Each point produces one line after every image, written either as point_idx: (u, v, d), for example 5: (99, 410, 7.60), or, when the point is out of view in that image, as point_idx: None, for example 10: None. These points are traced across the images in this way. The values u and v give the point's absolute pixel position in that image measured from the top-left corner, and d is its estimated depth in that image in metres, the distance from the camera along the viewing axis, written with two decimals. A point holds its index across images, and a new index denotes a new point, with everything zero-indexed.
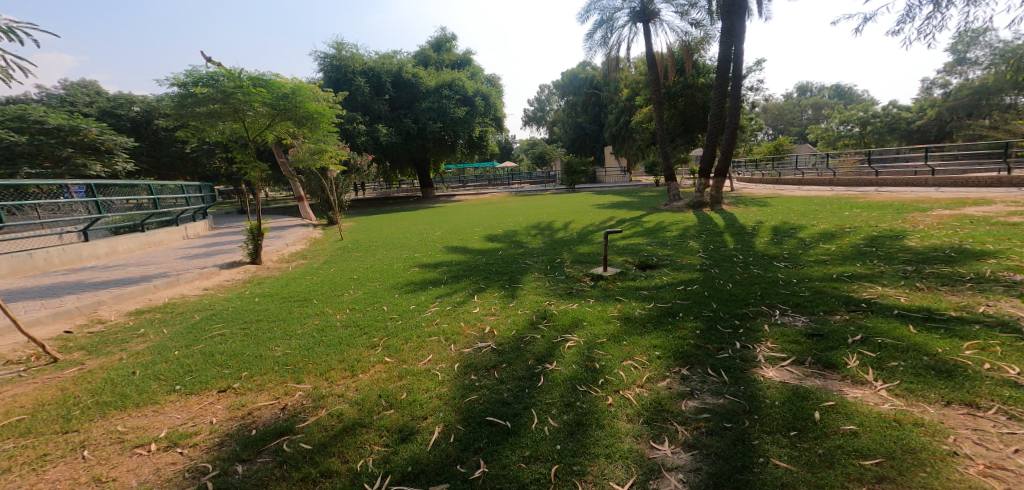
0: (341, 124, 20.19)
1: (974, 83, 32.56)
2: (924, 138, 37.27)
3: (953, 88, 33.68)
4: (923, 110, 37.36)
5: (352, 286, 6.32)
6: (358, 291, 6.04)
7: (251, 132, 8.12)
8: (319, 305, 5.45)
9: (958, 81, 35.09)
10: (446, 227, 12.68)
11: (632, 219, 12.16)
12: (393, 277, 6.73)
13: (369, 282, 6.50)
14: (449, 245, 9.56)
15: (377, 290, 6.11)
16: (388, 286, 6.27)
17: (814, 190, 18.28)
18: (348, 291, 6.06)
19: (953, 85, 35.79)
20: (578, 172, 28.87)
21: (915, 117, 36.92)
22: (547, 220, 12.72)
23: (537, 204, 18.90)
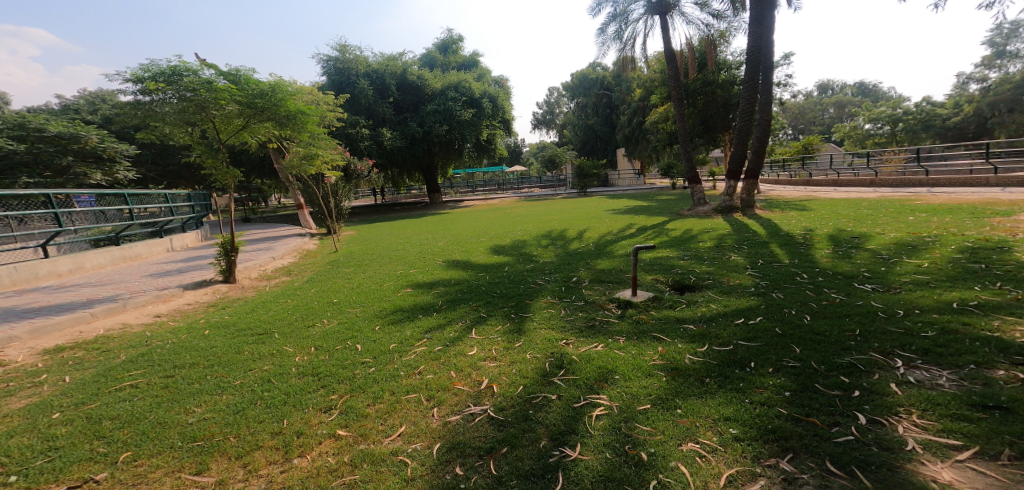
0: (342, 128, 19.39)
1: (1018, 77, 30.18)
2: (960, 135, 34.99)
3: (994, 83, 31.33)
4: (959, 106, 35.02)
5: (327, 313, 5.21)
6: (333, 321, 4.92)
7: (225, 134, 7.02)
8: (280, 341, 4.33)
9: (998, 76, 32.71)
10: (450, 237, 11.59)
11: (656, 227, 10.87)
12: (379, 302, 5.60)
13: (350, 308, 5.39)
14: (451, 259, 8.43)
15: (356, 319, 4.98)
16: (370, 314, 5.14)
17: (854, 192, 16.94)
18: (321, 320, 4.95)
19: (992, 79, 33.43)
20: (592, 175, 27.59)
21: (951, 113, 34.64)
22: (561, 228, 11.51)
23: (550, 209, 17.76)
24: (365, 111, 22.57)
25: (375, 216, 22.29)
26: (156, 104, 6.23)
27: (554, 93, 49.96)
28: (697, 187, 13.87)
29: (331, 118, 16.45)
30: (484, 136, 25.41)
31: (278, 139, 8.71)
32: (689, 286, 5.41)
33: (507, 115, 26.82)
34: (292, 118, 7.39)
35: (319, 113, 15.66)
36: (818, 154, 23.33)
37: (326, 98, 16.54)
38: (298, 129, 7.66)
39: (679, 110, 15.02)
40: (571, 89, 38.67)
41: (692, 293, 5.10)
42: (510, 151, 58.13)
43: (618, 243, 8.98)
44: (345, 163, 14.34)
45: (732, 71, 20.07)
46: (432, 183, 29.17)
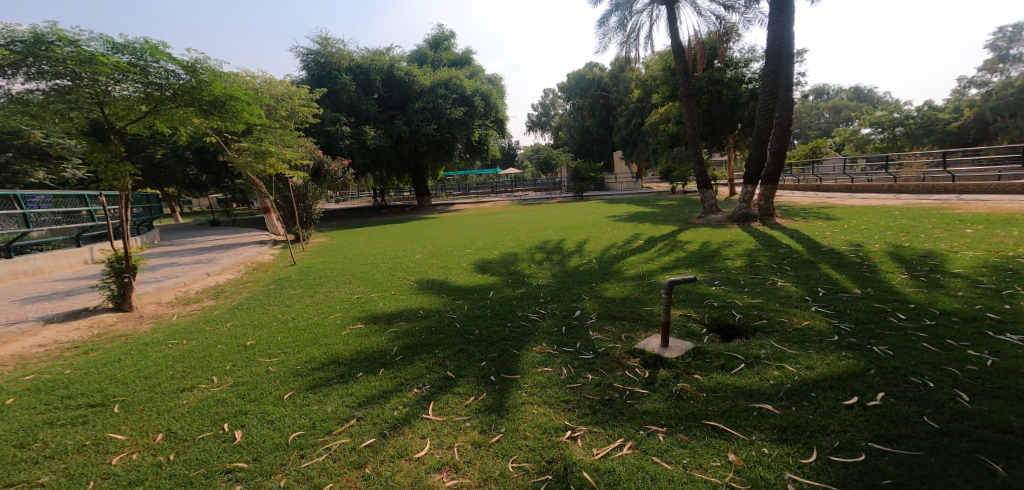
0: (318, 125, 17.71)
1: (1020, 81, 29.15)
2: (960, 140, 34.06)
3: (997, 87, 30.30)
4: (959, 111, 34.09)
5: (227, 364, 3.67)
6: (227, 381, 3.38)
7: (123, 121, 5.38)
8: (112, 424, 2.81)
9: (1001, 80, 31.79)
10: (430, 248, 10.12)
11: (668, 238, 9.44)
12: (307, 346, 4.04)
13: (265, 353, 3.86)
14: (425, 278, 6.97)
15: (262, 378, 3.44)
16: (287, 368, 3.59)
17: (873, 198, 15.75)
18: (209, 377, 3.43)
19: (994, 84, 32.50)
20: (589, 179, 26.19)
21: (952, 117, 33.55)
22: (559, 239, 10.07)
23: (545, 215, 16.29)
24: (348, 109, 20.95)
25: (356, 220, 20.66)
26: (18, 82, 4.60)
27: (550, 93, 48.42)
28: (709, 192, 12.38)
29: (304, 114, 14.80)
30: (475, 136, 23.91)
31: (218, 136, 7.17)
32: (737, 327, 4.01)
33: (500, 115, 25.34)
34: (224, 108, 5.73)
35: (290, 107, 14.01)
36: (825, 157, 22.12)
37: (299, 93, 14.92)
38: (232, 122, 6.09)
39: (686, 106, 13.54)
40: (566, 89, 37.19)
41: (746, 341, 3.69)
42: (503, 153, 56.55)
43: (628, 258, 7.53)
44: (315, 161, 12.70)
45: (739, 71, 18.71)
46: (421, 185, 27.62)
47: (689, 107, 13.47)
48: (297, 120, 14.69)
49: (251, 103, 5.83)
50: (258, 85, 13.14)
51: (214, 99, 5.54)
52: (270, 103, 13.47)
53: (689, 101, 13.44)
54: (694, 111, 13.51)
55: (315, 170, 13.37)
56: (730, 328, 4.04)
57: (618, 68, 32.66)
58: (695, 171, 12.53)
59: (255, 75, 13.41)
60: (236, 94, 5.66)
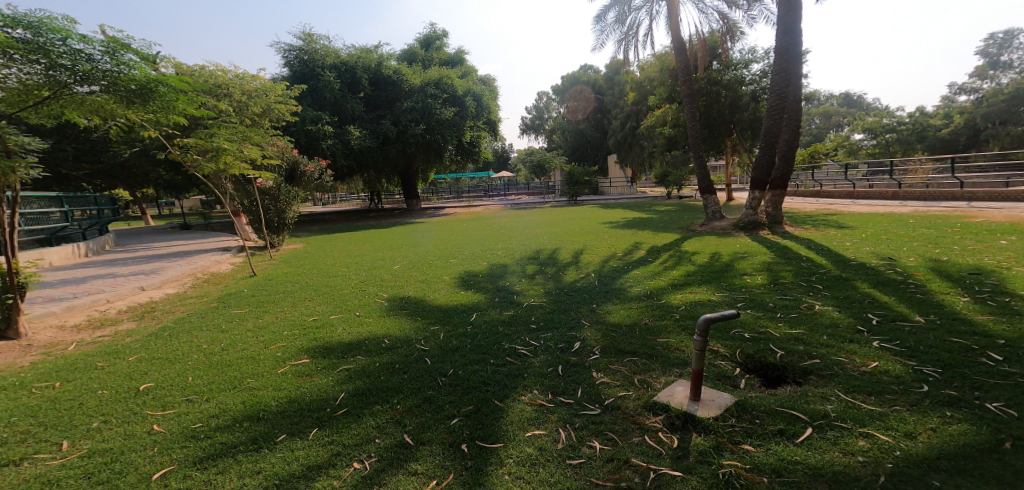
0: (297, 124, 16.64)
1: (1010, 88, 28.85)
2: (950, 147, 33.86)
3: (988, 94, 29.95)
4: (950, 118, 33.93)
5: (97, 421, 2.82)
6: (80, 450, 2.54)
7: (18, 110, 4.42)
8: None
9: (991, 87, 31.62)
10: (412, 257, 9.21)
11: (672, 248, 8.62)
12: (218, 391, 3.17)
13: (158, 404, 2.99)
14: (399, 295, 6.06)
15: (133, 444, 2.59)
16: (175, 428, 2.74)
17: (878, 205, 15.03)
18: (60, 442, 2.59)
19: (983, 90, 32.37)
20: (583, 183, 25.47)
21: (942, 124, 33.35)
22: (553, 248, 9.21)
23: (538, 220, 15.44)
24: (333, 108, 19.88)
25: (339, 224, 19.65)
26: None
27: (544, 96, 47.70)
28: (712, 198, 11.44)
29: (281, 112, 13.80)
30: (466, 138, 23.00)
31: (156, 130, 6.32)
32: (780, 367, 3.21)
33: (492, 116, 24.48)
34: (151, 99, 4.87)
35: (264, 103, 13.00)
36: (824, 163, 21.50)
37: (275, 89, 13.87)
38: (163, 112, 5.21)
39: (687, 107, 12.73)
40: (561, 91, 36.51)
41: (797, 389, 2.88)
42: (496, 156, 55.68)
43: (631, 273, 6.69)
44: (289, 163, 11.63)
45: (738, 73, 17.85)
46: (410, 188, 26.63)
47: (690, 108, 12.66)
48: (273, 119, 13.67)
49: (186, 94, 4.98)
50: (228, 80, 12.14)
51: (137, 85, 4.63)
52: (241, 99, 12.47)
53: (691, 102, 12.64)
54: (695, 113, 12.65)
55: (290, 172, 12.35)
56: (770, 368, 3.23)
57: (613, 72, 32.52)
58: (697, 175, 11.69)
59: (227, 69, 12.42)
60: (166, 84, 4.80)
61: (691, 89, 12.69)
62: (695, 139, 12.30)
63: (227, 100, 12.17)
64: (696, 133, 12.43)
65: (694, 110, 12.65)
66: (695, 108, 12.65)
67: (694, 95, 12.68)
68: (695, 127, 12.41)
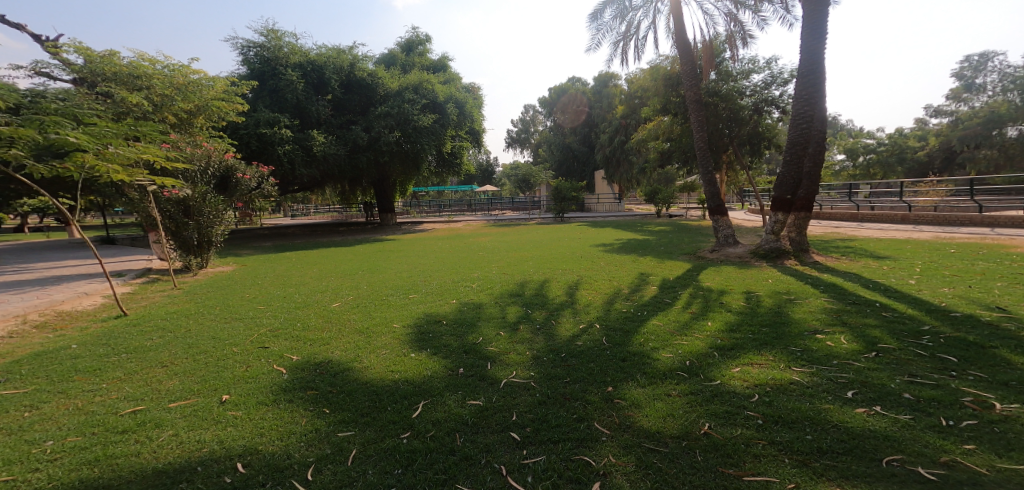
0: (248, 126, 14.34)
1: (980, 111, 27.76)
2: (927, 169, 33.26)
3: (961, 116, 28.52)
4: (926, 139, 33.55)
5: None
6: None
7: None
8: None
9: (967, 109, 31.19)
10: (364, 290, 7.26)
11: (689, 282, 6.92)
12: None
13: None
14: (314, 355, 4.12)
15: None
16: None
17: (892, 230, 13.27)
18: None
19: (959, 113, 32.01)
20: (571, 199, 23.91)
21: (919, 145, 32.85)
22: (542, 281, 7.44)
23: (521, 240, 13.66)
24: (296, 111, 17.61)
25: (299, 240, 17.51)
26: None
27: (530, 109, 46.50)
28: (724, 220, 9.69)
29: (222, 110, 11.71)
30: (445, 148, 21.14)
31: None
32: None
33: (475, 125, 22.70)
34: None
35: (197, 98, 10.93)
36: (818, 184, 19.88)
37: (212, 82, 11.77)
38: None
39: (693, 116, 11.13)
40: (547, 104, 35.30)
41: None
42: (479, 170, 54.09)
43: (648, 325, 4.92)
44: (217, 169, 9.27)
45: (737, 83, 16.38)
46: (384, 200, 24.43)
47: (696, 117, 11.09)
48: (206, 118, 11.60)
49: None
50: (145, 72, 10.13)
51: None
52: (166, 93, 10.43)
53: (696, 109, 11.07)
54: (701, 122, 11.03)
55: (223, 181, 10.11)
56: None
57: (601, 84, 31.62)
58: (709, 193, 9.93)
59: (153, 58, 10.46)
60: None
61: (697, 96, 11.11)
62: (702, 152, 10.67)
63: (146, 93, 10.14)
64: (702, 145, 10.80)
65: (700, 118, 11.07)
66: (702, 116, 11.06)
67: (702, 101, 11.11)
68: (703, 139, 10.80)
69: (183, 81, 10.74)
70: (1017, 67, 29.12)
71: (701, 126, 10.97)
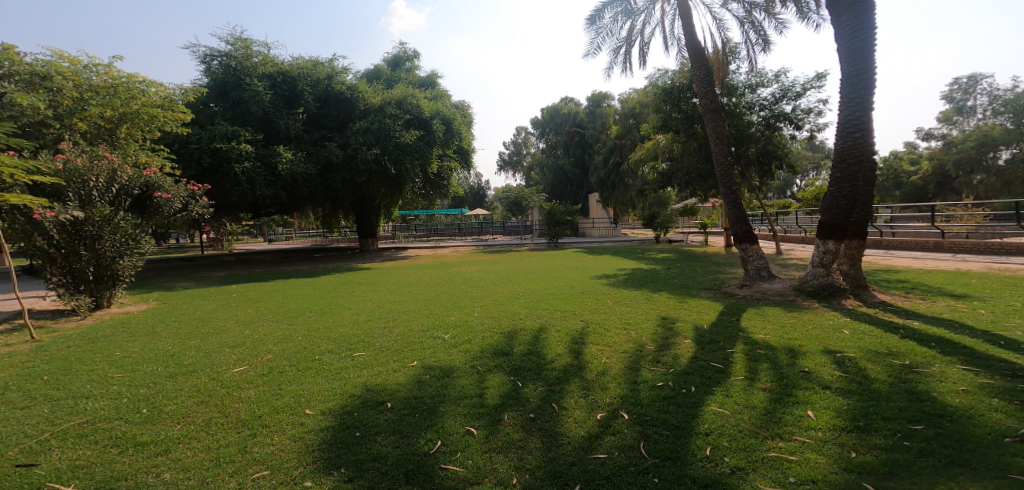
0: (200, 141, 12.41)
1: (973, 134, 26.84)
2: (922, 194, 32.18)
3: (956, 139, 27.57)
4: (920, 164, 32.59)
5: None
6: None
7: None
8: None
9: (960, 133, 30.31)
10: (298, 344, 5.32)
11: (736, 329, 5.18)
12: None
13: None
14: (107, 485, 2.41)
15: None
16: None
17: (929, 257, 11.51)
18: None
19: (952, 137, 31.14)
20: (565, 223, 22.28)
21: (914, 170, 31.86)
22: (539, 331, 5.66)
23: (511, 271, 11.88)
24: (263, 126, 15.75)
25: (259, 268, 15.55)
26: None
27: (522, 131, 45.52)
28: (755, 248, 7.70)
29: (157, 119, 10.16)
30: (431, 168, 19.40)
31: None
32: None
33: (463, 143, 21.13)
34: None
35: (121, 105, 9.48)
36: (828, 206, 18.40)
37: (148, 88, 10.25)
38: None
39: (710, 129, 9.54)
40: (539, 125, 34.20)
41: None
42: (469, 192, 52.78)
43: (711, 415, 3.16)
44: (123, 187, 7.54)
45: (742, 97, 15.09)
46: (364, 224, 22.34)
47: (713, 131, 9.52)
48: (130, 128, 9.83)
49: None
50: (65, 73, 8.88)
51: None
52: (78, 96, 8.94)
53: (712, 121, 9.52)
54: (717, 136, 9.43)
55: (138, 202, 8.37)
56: None
57: (593, 104, 31.08)
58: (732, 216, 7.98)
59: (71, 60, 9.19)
60: None
61: (713, 104, 9.55)
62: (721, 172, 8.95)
63: (53, 96, 8.66)
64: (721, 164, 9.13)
65: (716, 131, 9.46)
66: (721, 129, 9.43)
67: (721, 110, 9.52)
68: (722, 156, 9.13)
69: (103, 90, 9.31)
70: (1008, 90, 28.46)
71: (720, 140, 9.37)
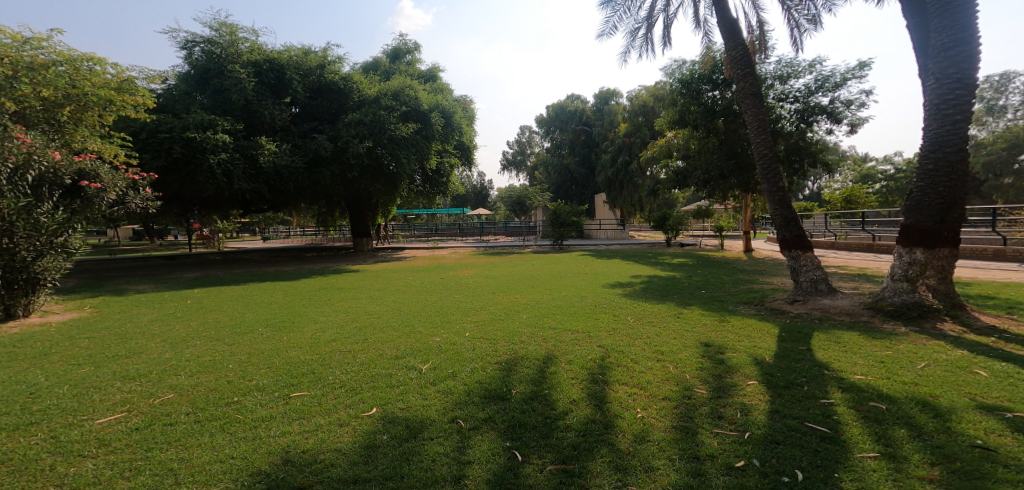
0: (170, 131, 11.08)
1: (1005, 135, 25.19)
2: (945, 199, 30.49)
3: (985, 140, 25.91)
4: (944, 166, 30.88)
5: None
6: None
7: None
8: None
9: (989, 133, 28.61)
10: (219, 379, 3.96)
11: (815, 360, 3.86)
12: None
13: None
14: None
15: None
16: None
17: (991, 266, 10.11)
18: None
19: (979, 138, 29.44)
20: (570, 224, 20.91)
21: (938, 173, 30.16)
22: (546, 362, 4.36)
23: (513, 276, 10.59)
24: (246, 117, 14.43)
25: (238, 269, 14.29)
26: None
27: (525, 130, 44.18)
28: (809, 255, 6.30)
29: (111, 102, 8.77)
30: (429, 163, 18.04)
31: None
32: None
33: (464, 138, 19.78)
34: None
35: (63, 85, 8.02)
36: (858, 209, 16.98)
37: (97, 67, 8.78)
38: None
39: (747, 117, 8.11)
40: (544, 122, 32.83)
41: None
42: (472, 191, 51.58)
43: None
44: (47, 175, 6.37)
45: (771, 88, 13.71)
46: (358, 223, 20.93)
47: (750, 119, 8.08)
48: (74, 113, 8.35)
49: None
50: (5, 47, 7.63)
51: None
52: (6, 72, 7.45)
53: (750, 107, 8.07)
54: (755, 127, 8.02)
55: (67, 193, 7.11)
56: None
57: (601, 101, 29.83)
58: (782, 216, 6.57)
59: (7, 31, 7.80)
60: None
61: (753, 88, 8.08)
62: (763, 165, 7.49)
63: None
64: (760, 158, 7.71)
65: (754, 120, 8.02)
66: (762, 116, 7.94)
67: (762, 96, 8.05)
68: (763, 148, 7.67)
69: (45, 66, 7.88)
70: None
71: (760, 131, 7.93)
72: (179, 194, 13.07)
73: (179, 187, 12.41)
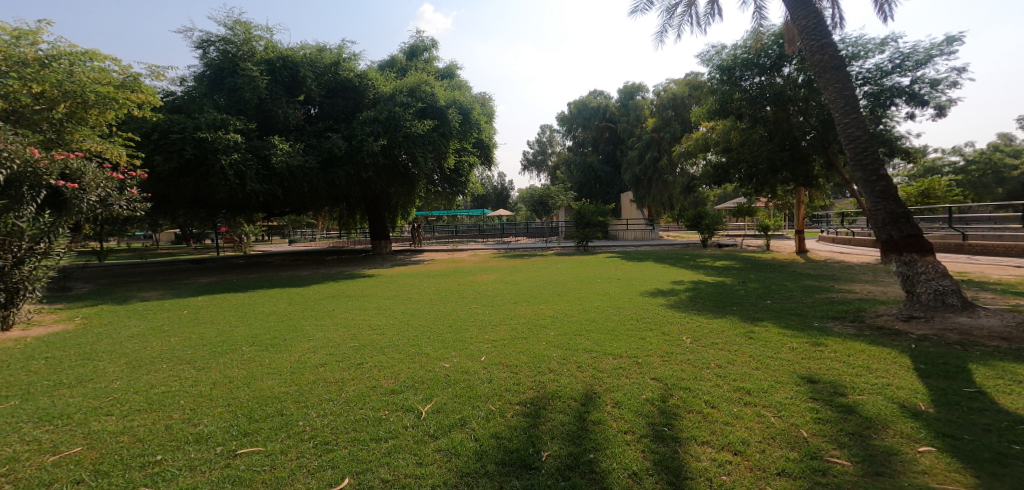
0: (180, 131, 10.61)
1: None
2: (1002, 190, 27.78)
3: None
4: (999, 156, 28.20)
5: None
6: None
7: None
8: None
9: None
10: (157, 430, 3.00)
11: (1008, 413, 2.67)
12: None
13: None
14: None
15: None
16: None
17: None
18: None
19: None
20: (598, 225, 19.58)
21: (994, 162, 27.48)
22: (594, 408, 3.29)
23: (530, 280, 9.50)
24: (261, 116, 14.02)
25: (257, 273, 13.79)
26: None
27: (546, 129, 42.95)
28: (930, 260, 4.97)
29: (113, 100, 8.27)
30: (448, 162, 17.20)
31: None
32: None
33: (483, 136, 18.80)
34: None
35: (59, 81, 7.50)
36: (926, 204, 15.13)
37: (93, 64, 8.23)
38: None
39: (824, 97, 6.01)
40: (566, 120, 31.46)
41: None
42: (492, 192, 50.65)
43: None
44: (21, 173, 5.75)
45: None
46: (378, 226, 20.24)
47: (829, 99, 5.96)
48: (73, 111, 7.87)
49: None
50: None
51: None
52: None
53: (830, 84, 5.92)
54: (836, 108, 5.86)
55: (53, 196, 6.56)
56: None
57: (626, 96, 28.28)
58: (891, 216, 5.16)
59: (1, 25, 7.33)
60: None
61: (833, 60, 5.96)
62: (851, 156, 5.58)
63: None
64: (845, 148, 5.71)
65: (835, 99, 5.88)
66: (848, 92, 5.77)
67: (845, 69, 5.95)
68: (853, 135, 5.60)
69: (39, 63, 7.39)
70: None
71: (845, 111, 5.79)
72: (193, 196, 12.59)
73: (192, 189, 11.92)
